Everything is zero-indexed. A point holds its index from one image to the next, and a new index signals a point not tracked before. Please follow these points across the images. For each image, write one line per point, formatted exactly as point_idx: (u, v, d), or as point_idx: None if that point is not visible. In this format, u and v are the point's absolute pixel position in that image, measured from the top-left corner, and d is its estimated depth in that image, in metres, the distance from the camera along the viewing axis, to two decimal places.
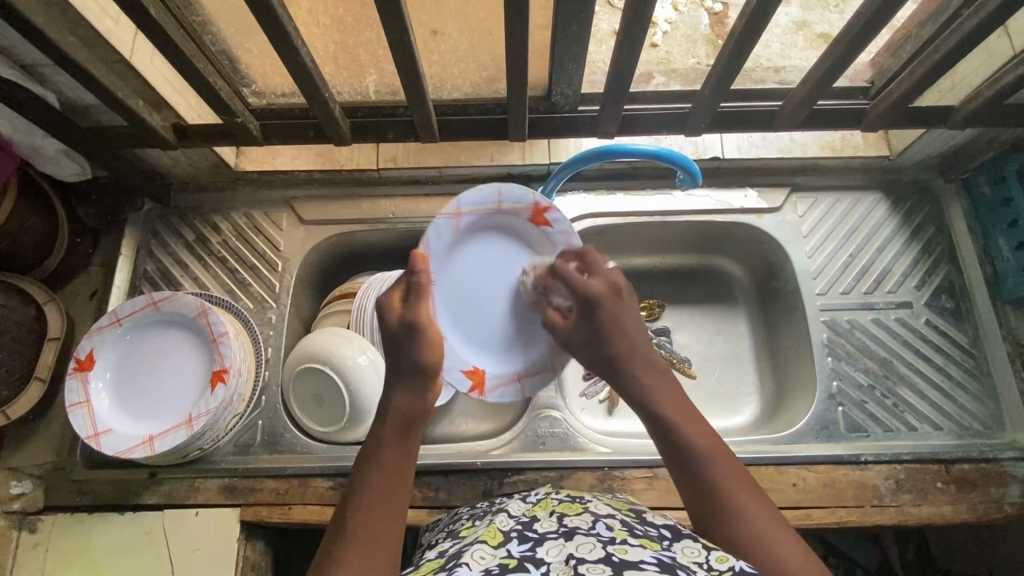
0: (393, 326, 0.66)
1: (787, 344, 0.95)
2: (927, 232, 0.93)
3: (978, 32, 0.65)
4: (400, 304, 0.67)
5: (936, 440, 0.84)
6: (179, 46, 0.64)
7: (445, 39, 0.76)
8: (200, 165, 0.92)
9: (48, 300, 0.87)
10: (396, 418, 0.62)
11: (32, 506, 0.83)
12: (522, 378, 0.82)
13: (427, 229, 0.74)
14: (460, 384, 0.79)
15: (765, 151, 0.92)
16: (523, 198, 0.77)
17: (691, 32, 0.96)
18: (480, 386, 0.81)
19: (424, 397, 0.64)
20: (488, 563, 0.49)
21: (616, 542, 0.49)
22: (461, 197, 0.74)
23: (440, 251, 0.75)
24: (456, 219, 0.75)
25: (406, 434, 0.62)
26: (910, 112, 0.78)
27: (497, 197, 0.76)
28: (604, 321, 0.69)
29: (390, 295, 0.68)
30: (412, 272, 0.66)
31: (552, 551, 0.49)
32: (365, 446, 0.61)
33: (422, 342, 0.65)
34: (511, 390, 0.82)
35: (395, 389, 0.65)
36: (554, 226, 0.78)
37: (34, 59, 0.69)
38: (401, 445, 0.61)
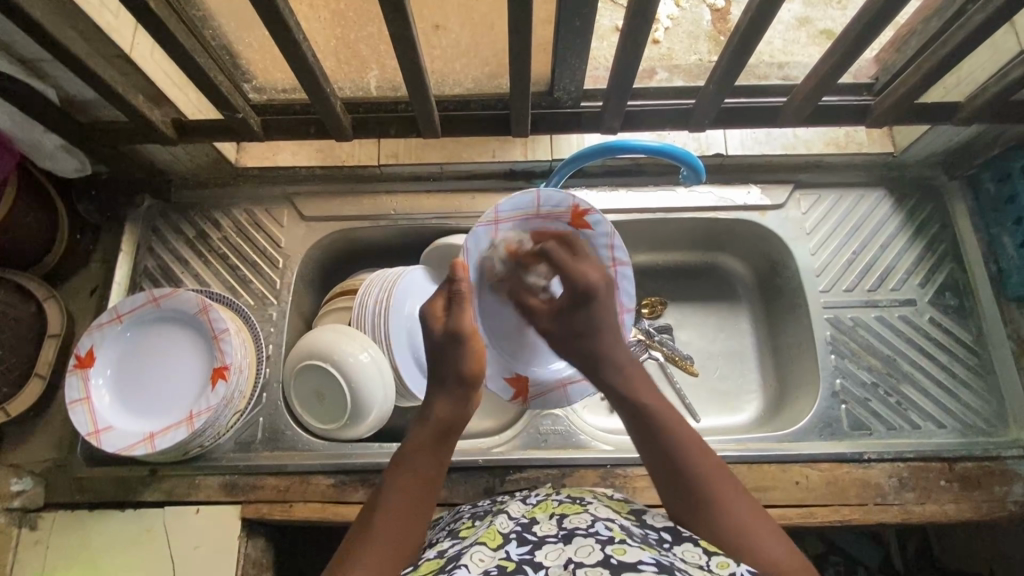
0: (439, 338, 0.65)
1: (791, 341, 0.94)
2: (931, 229, 0.92)
3: (985, 28, 0.65)
4: (442, 315, 0.67)
5: (939, 439, 0.83)
6: (179, 40, 0.63)
7: (447, 33, 0.76)
8: (200, 161, 0.91)
9: (49, 296, 0.87)
10: (435, 424, 0.64)
11: (33, 504, 0.82)
12: (565, 383, 0.84)
13: (466, 239, 0.73)
14: (502, 393, 0.83)
15: (769, 147, 0.92)
16: (562, 202, 0.74)
17: (692, 28, 0.95)
18: (524, 393, 0.84)
19: (465, 407, 0.65)
20: (487, 565, 0.49)
21: (614, 543, 0.49)
22: (500, 204, 0.73)
23: (477, 261, 0.75)
24: (495, 227, 0.74)
25: (442, 444, 0.63)
26: (914, 108, 0.78)
27: (537, 202, 0.74)
28: (593, 315, 0.70)
29: (431, 305, 0.67)
30: (454, 281, 0.67)
31: (551, 555, 0.50)
32: (403, 447, 0.63)
33: (467, 352, 0.65)
34: (557, 394, 0.84)
35: (436, 397, 0.65)
36: (594, 228, 0.76)
37: (33, 53, 0.68)
38: (437, 454, 0.62)
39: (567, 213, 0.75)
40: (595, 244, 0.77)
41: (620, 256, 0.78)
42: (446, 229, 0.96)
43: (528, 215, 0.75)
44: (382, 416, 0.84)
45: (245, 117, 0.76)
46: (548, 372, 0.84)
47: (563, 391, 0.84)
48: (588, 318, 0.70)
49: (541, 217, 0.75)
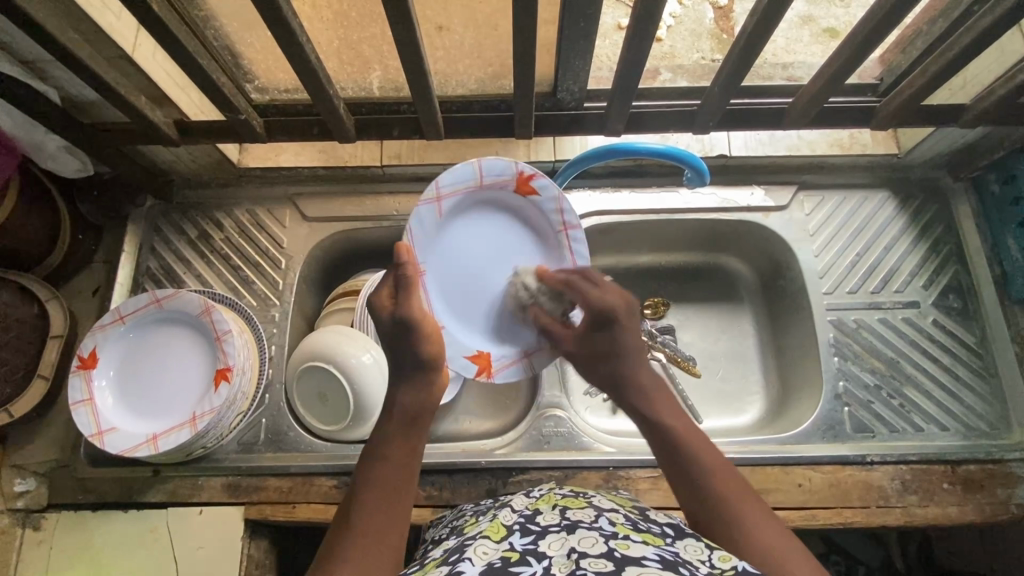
0: (388, 325, 0.63)
1: (793, 343, 0.94)
2: (936, 231, 0.92)
3: (992, 31, 0.64)
4: (391, 303, 0.64)
5: (943, 441, 0.83)
6: (181, 41, 0.63)
7: (451, 35, 0.75)
8: (202, 162, 0.91)
9: (51, 298, 0.87)
10: (400, 415, 0.62)
11: (36, 504, 0.83)
12: (529, 355, 0.79)
13: (409, 219, 0.70)
14: (466, 370, 0.77)
15: (773, 149, 0.92)
16: (505, 170, 0.74)
17: (695, 27, 0.94)
18: (487, 368, 0.78)
19: (429, 392, 0.64)
20: (491, 556, 0.48)
21: (618, 537, 0.49)
22: (440, 178, 0.71)
23: (426, 240, 0.72)
24: (439, 203, 0.72)
25: (412, 432, 0.62)
26: (920, 110, 0.78)
27: (479, 172, 0.73)
28: (617, 338, 0.68)
29: (378, 294, 0.64)
30: (398, 265, 0.62)
31: (554, 544, 0.49)
32: (371, 443, 0.61)
33: (421, 338, 0.63)
34: (520, 367, 0.78)
35: (400, 387, 0.64)
36: (541, 192, 0.76)
37: (34, 54, 0.68)
38: (406, 442, 0.61)
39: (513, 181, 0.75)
40: (545, 211, 0.77)
41: (570, 219, 0.77)
42: None
43: (469, 188, 0.73)
44: (385, 417, 0.84)
45: (247, 118, 0.76)
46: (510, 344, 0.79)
47: (525, 361, 0.79)
48: (610, 342, 0.68)
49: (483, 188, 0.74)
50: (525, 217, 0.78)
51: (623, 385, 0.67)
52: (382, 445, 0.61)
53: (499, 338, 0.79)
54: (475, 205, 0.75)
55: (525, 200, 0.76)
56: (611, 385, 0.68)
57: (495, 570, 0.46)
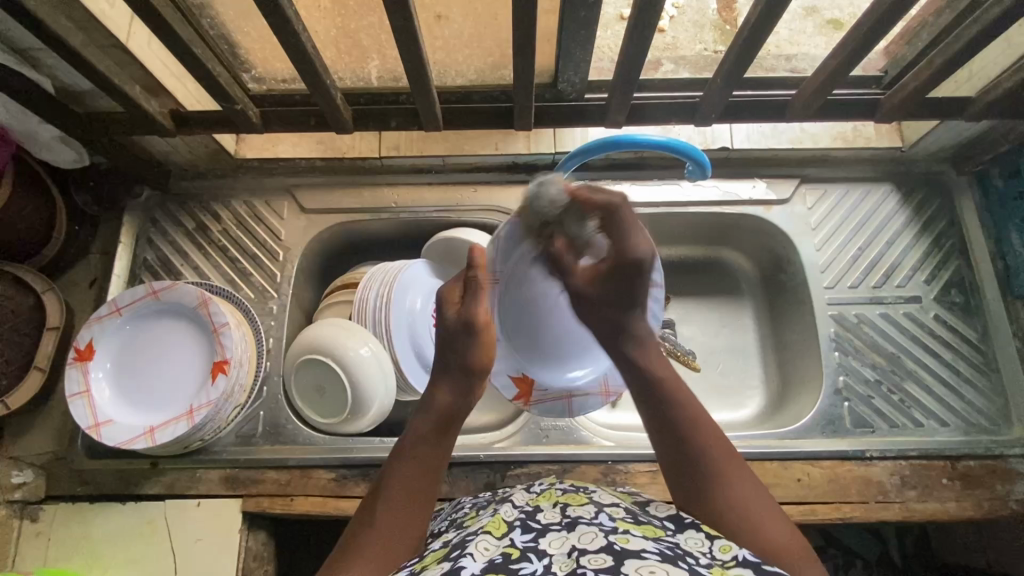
0: (451, 324, 0.67)
1: (794, 338, 0.94)
2: (938, 225, 0.91)
3: (999, 23, 0.63)
4: (457, 302, 0.69)
5: (942, 436, 0.83)
6: (175, 30, 0.62)
7: (450, 23, 0.74)
8: (199, 152, 0.90)
9: (47, 289, 0.86)
10: (438, 414, 0.63)
11: (35, 496, 0.83)
12: (571, 397, 0.80)
13: (503, 225, 0.69)
14: (506, 391, 0.79)
15: (776, 142, 0.91)
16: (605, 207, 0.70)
17: (698, 18, 0.93)
18: (525, 395, 0.80)
19: (466, 398, 0.65)
20: (492, 552, 0.48)
21: (618, 533, 0.49)
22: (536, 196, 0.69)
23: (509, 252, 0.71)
24: None
25: (445, 435, 0.62)
26: (924, 104, 0.77)
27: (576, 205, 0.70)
28: (637, 288, 0.66)
29: (450, 292, 0.70)
30: (474, 270, 0.68)
31: (555, 542, 0.49)
32: (404, 438, 0.61)
33: (477, 341, 0.66)
34: (559, 405, 0.81)
35: (440, 386, 0.65)
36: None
37: (27, 42, 0.67)
38: (438, 445, 0.61)
39: None
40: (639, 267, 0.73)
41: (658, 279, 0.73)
42: (447, 223, 0.95)
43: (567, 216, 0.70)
44: (383, 409, 0.83)
45: (243, 108, 0.75)
46: (560, 382, 0.79)
47: (566, 402, 0.81)
48: (630, 290, 0.66)
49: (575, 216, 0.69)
50: None
51: (619, 333, 0.67)
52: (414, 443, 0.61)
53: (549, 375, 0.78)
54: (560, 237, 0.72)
55: None
56: (607, 328, 0.67)
57: (495, 567, 0.46)
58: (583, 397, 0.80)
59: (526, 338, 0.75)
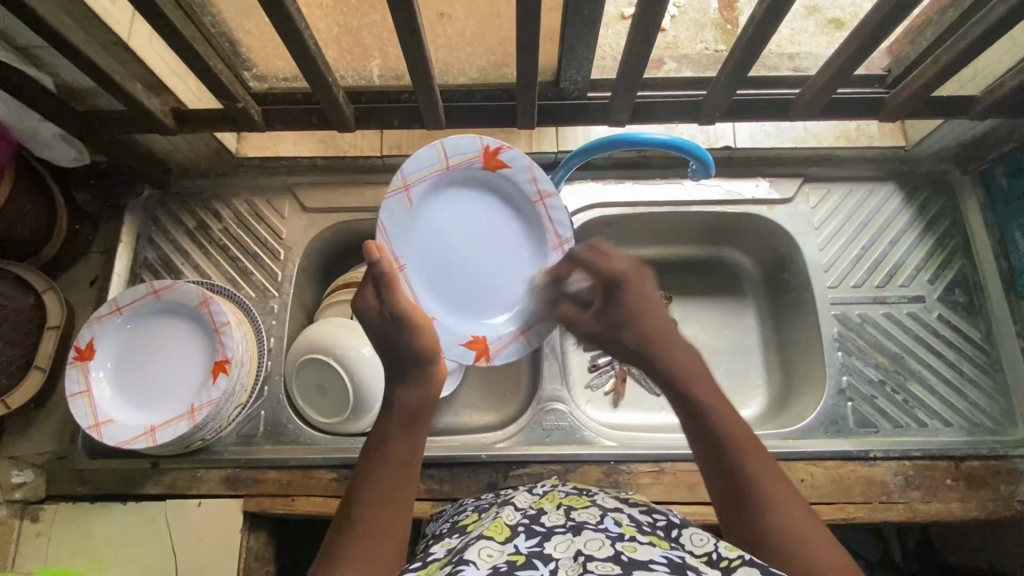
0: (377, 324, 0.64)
1: (798, 338, 0.93)
2: (942, 224, 0.91)
3: (1004, 22, 0.63)
4: (377, 302, 0.64)
5: (947, 437, 0.83)
6: (177, 27, 0.62)
7: (453, 22, 0.74)
8: (200, 151, 0.90)
9: (47, 288, 0.86)
10: (402, 410, 0.62)
11: (35, 495, 0.83)
12: (524, 333, 0.79)
13: (380, 213, 0.71)
14: (463, 359, 0.78)
15: (779, 141, 0.90)
16: (471, 147, 0.74)
17: (698, 17, 0.92)
18: (484, 352, 0.79)
19: (430, 387, 0.63)
20: (496, 559, 0.47)
21: (625, 540, 0.49)
22: (404, 167, 0.71)
23: (399, 232, 0.73)
24: (407, 191, 0.72)
25: (413, 428, 0.61)
26: (928, 103, 0.77)
27: (443, 154, 0.73)
28: (630, 302, 0.68)
29: (364, 295, 0.64)
30: (372, 264, 0.60)
31: (560, 547, 0.48)
32: (375, 435, 0.61)
33: (412, 330, 0.63)
34: (517, 344, 0.79)
35: (396, 383, 0.63)
36: (511, 165, 0.76)
37: (27, 40, 0.67)
38: (408, 439, 0.60)
39: (479, 156, 0.75)
40: (518, 183, 0.77)
41: (545, 187, 0.77)
42: None
43: (437, 171, 0.74)
44: (386, 409, 0.83)
45: (245, 107, 0.75)
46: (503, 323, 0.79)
47: (522, 338, 0.79)
48: (623, 308, 0.68)
49: (453, 169, 0.75)
50: (505, 193, 0.78)
51: (642, 355, 0.66)
52: (384, 440, 0.60)
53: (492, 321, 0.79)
54: (447, 188, 0.76)
55: (495, 176, 0.76)
56: (632, 355, 0.68)
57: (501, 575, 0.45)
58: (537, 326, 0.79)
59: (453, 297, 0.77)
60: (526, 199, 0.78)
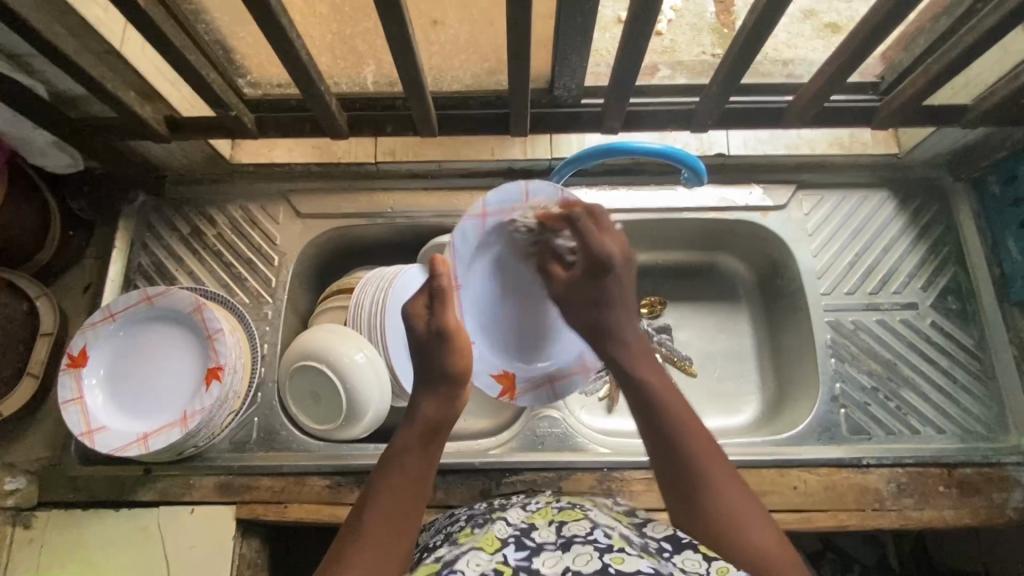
0: (424, 337, 0.64)
1: (792, 344, 0.93)
2: (935, 231, 0.91)
3: (996, 31, 0.63)
4: (425, 313, 0.65)
5: (939, 444, 0.83)
6: (168, 36, 0.62)
7: (446, 29, 0.74)
8: (194, 157, 0.90)
9: (39, 294, 0.86)
10: (422, 425, 0.62)
11: (27, 502, 0.82)
12: (552, 381, 0.84)
13: (454, 233, 0.73)
14: (490, 390, 0.82)
15: (772, 147, 0.91)
16: (550, 194, 0.72)
17: (695, 22, 0.92)
18: (511, 389, 0.83)
19: (452, 404, 0.64)
20: (483, 568, 0.48)
21: (613, 552, 0.49)
22: (487, 198, 0.72)
23: (467, 255, 0.75)
24: (483, 219, 0.74)
25: (430, 442, 0.62)
26: (922, 110, 0.77)
27: (524, 196, 0.73)
28: (607, 286, 0.71)
29: (414, 303, 0.65)
30: (435, 279, 0.63)
31: (549, 562, 0.49)
32: (389, 449, 0.61)
33: (452, 350, 0.64)
34: (543, 392, 0.84)
35: (421, 396, 0.64)
36: (585, 223, 0.74)
37: (20, 48, 0.67)
38: (424, 453, 0.61)
39: (555, 208, 0.73)
40: (586, 243, 0.77)
41: None
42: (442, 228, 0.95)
43: (514, 210, 0.74)
44: (379, 416, 0.83)
45: (238, 114, 0.75)
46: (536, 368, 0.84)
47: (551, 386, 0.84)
48: (602, 289, 0.71)
49: (530, 209, 0.74)
50: None
51: (602, 335, 0.71)
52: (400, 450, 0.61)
53: (526, 362, 0.84)
54: (518, 226, 0.77)
55: (567, 228, 0.77)
56: (591, 330, 0.72)
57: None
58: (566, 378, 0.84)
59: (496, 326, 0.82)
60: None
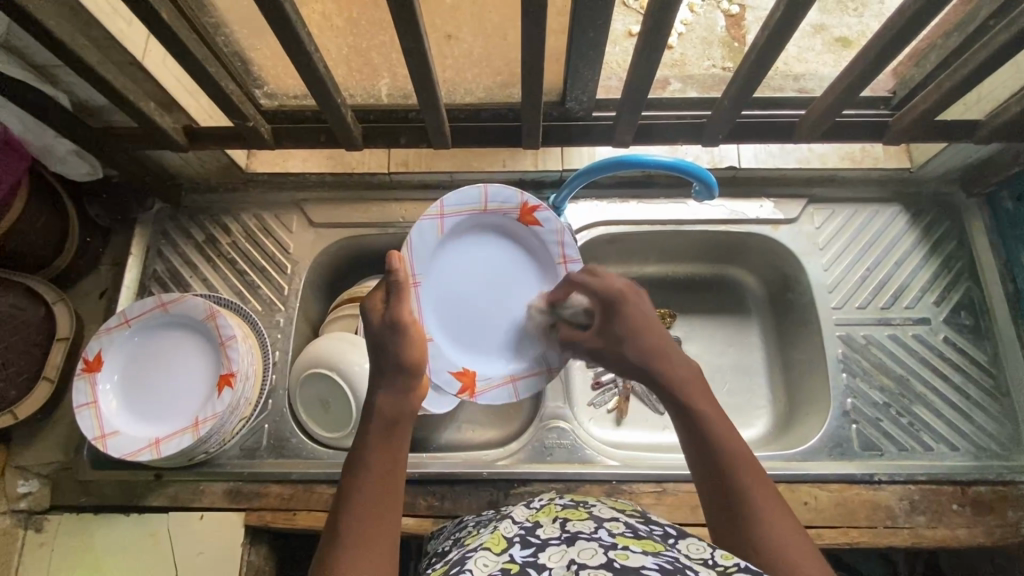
0: (377, 328, 0.63)
1: (802, 358, 0.93)
2: (947, 247, 0.91)
3: (1008, 49, 0.63)
4: (382, 305, 0.65)
5: (953, 461, 0.82)
6: (190, 49, 0.63)
7: (460, 43, 0.75)
8: (210, 166, 0.91)
9: (57, 300, 0.88)
10: (380, 417, 0.61)
11: (38, 506, 0.84)
12: (515, 379, 0.83)
13: (411, 229, 0.77)
14: (448, 387, 0.80)
15: (783, 161, 0.91)
16: (509, 199, 0.80)
17: (706, 35, 0.94)
18: (470, 387, 0.81)
19: (408, 395, 0.62)
20: (491, 568, 0.48)
21: (618, 548, 0.48)
22: (447, 197, 0.78)
23: (426, 252, 0.78)
24: (441, 220, 0.78)
25: (393, 432, 0.60)
26: (935, 127, 0.77)
27: (483, 198, 0.80)
28: (632, 316, 0.66)
29: (373, 297, 0.66)
30: (390, 272, 0.62)
31: (554, 557, 0.48)
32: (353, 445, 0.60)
33: (405, 341, 0.62)
34: (503, 391, 0.82)
35: (378, 388, 0.62)
36: (544, 224, 0.82)
37: (44, 59, 0.68)
38: (388, 442, 0.59)
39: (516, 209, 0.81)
40: (546, 242, 0.83)
41: (570, 253, 0.83)
42: None
43: (473, 211, 0.80)
44: None
45: (255, 125, 0.76)
46: (497, 366, 0.83)
47: (512, 384, 0.82)
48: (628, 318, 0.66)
49: (486, 213, 0.81)
50: (526, 245, 0.84)
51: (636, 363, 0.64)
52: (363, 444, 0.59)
53: (489, 362, 0.83)
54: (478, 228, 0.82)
55: (526, 229, 0.83)
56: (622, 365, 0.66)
57: None
58: (527, 376, 0.83)
59: (456, 328, 0.81)
60: (549, 259, 0.83)
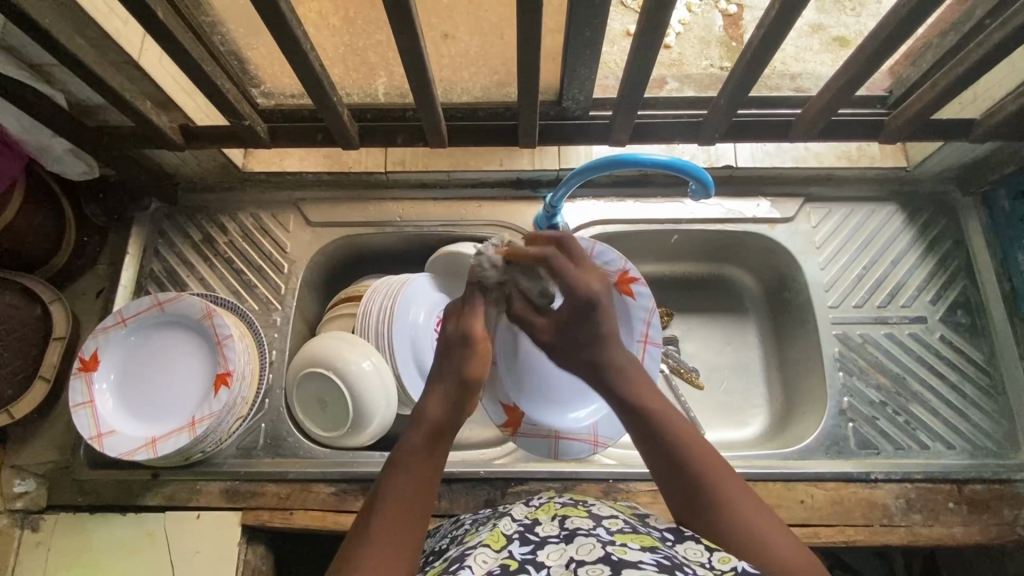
0: (450, 335, 0.66)
1: (799, 357, 0.93)
2: (944, 246, 0.91)
3: (1002, 47, 0.63)
4: (459, 315, 0.68)
5: (950, 460, 0.82)
6: (186, 47, 0.63)
7: (456, 42, 0.75)
8: (207, 165, 0.91)
9: (54, 299, 0.87)
10: (428, 427, 0.60)
11: (35, 506, 0.83)
12: (559, 436, 0.82)
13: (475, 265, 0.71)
14: (494, 415, 0.83)
15: (779, 160, 0.91)
16: (614, 263, 0.78)
17: (703, 34, 0.94)
18: (514, 425, 0.83)
19: (459, 413, 0.62)
20: (490, 564, 0.48)
21: (616, 544, 0.48)
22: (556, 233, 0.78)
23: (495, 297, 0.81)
24: None
25: (437, 446, 0.59)
26: (930, 126, 0.77)
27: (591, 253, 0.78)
28: (603, 324, 0.66)
29: (452, 306, 0.69)
30: (474, 286, 0.67)
31: (553, 555, 0.48)
32: (395, 451, 0.59)
33: (472, 353, 0.64)
34: (542, 444, 0.82)
35: (429, 397, 0.62)
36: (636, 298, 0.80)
37: (40, 58, 0.68)
38: (432, 456, 0.58)
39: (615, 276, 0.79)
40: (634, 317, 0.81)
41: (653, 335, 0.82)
42: (450, 238, 0.95)
43: None
44: (386, 423, 0.83)
45: (252, 124, 0.76)
46: (547, 419, 0.83)
47: (551, 439, 0.82)
48: (592, 326, 0.67)
49: None
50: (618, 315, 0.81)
51: (601, 369, 0.65)
52: (406, 453, 0.58)
53: (541, 410, 0.83)
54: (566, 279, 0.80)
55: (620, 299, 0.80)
56: (587, 369, 0.66)
57: None
58: (568, 438, 0.82)
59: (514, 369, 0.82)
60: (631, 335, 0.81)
